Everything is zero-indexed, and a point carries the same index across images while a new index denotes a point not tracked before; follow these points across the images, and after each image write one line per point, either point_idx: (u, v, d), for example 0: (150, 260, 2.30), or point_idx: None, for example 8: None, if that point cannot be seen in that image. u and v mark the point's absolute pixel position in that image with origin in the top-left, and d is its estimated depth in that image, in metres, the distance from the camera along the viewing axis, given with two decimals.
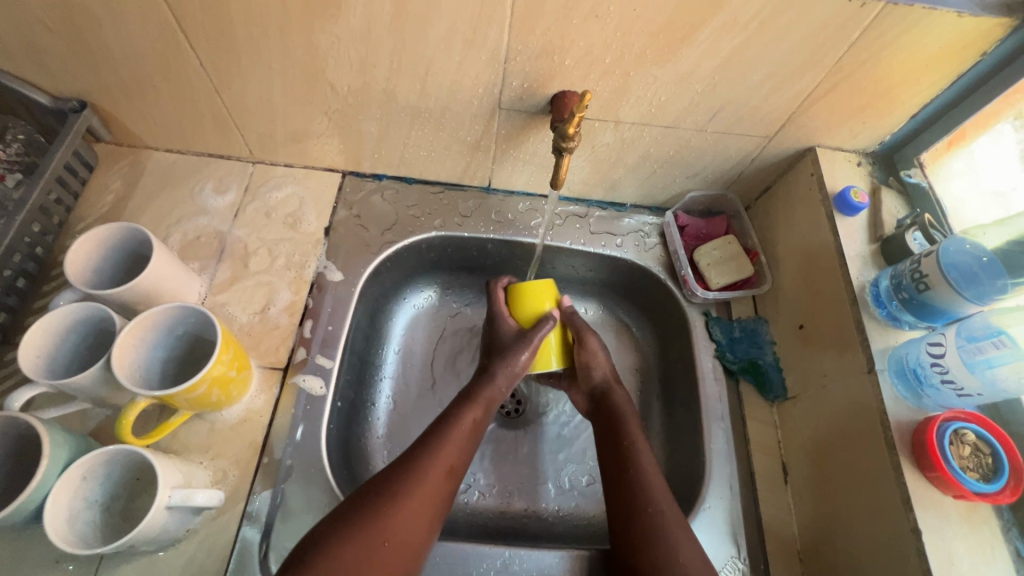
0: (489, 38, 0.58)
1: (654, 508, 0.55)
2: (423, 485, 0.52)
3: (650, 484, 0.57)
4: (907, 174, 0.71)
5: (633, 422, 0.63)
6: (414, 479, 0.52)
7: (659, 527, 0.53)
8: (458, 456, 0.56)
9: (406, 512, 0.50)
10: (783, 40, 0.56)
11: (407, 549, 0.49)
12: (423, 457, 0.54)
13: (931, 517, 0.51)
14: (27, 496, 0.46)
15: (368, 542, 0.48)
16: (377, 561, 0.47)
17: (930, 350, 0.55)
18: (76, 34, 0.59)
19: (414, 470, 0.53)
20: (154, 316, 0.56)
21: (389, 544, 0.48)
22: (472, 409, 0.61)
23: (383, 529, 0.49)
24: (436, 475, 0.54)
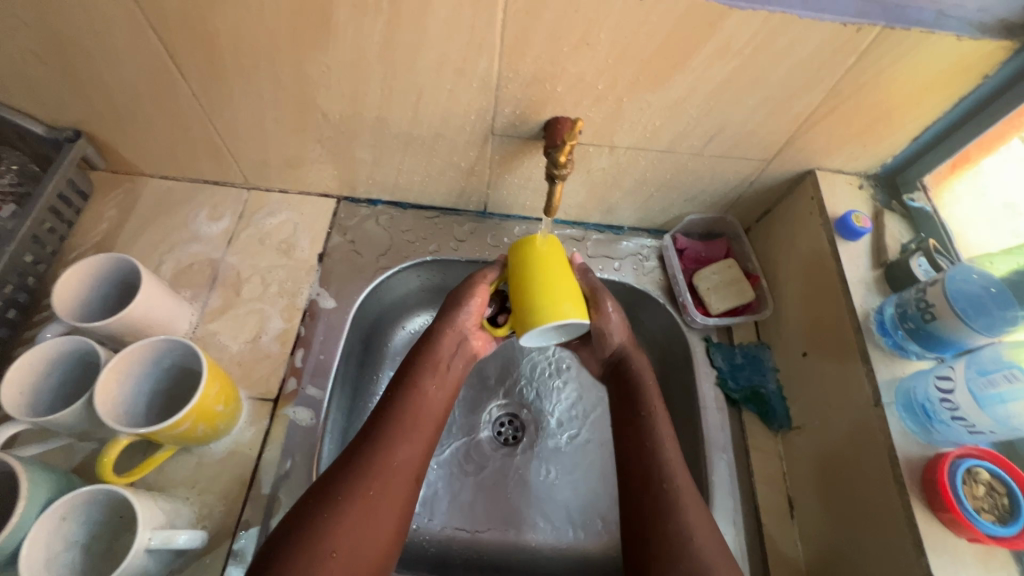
0: (479, 66, 0.57)
1: (672, 480, 0.55)
2: (368, 489, 0.49)
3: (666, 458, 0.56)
4: (909, 199, 0.69)
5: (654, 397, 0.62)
6: (357, 483, 0.49)
7: (673, 503, 0.53)
8: (410, 441, 0.54)
9: (351, 521, 0.47)
10: (777, 65, 0.56)
11: (357, 561, 0.46)
12: (368, 460, 0.51)
13: (946, 562, 0.49)
14: (3, 540, 0.45)
15: (314, 554, 0.45)
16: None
17: (938, 384, 0.53)
18: (69, 67, 0.59)
19: (359, 473, 0.50)
20: (139, 349, 0.55)
21: (336, 558, 0.45)
22: (426, 380, 0.58)
23: (329, 543, 0.46)
24: (384, 473, 0.51)
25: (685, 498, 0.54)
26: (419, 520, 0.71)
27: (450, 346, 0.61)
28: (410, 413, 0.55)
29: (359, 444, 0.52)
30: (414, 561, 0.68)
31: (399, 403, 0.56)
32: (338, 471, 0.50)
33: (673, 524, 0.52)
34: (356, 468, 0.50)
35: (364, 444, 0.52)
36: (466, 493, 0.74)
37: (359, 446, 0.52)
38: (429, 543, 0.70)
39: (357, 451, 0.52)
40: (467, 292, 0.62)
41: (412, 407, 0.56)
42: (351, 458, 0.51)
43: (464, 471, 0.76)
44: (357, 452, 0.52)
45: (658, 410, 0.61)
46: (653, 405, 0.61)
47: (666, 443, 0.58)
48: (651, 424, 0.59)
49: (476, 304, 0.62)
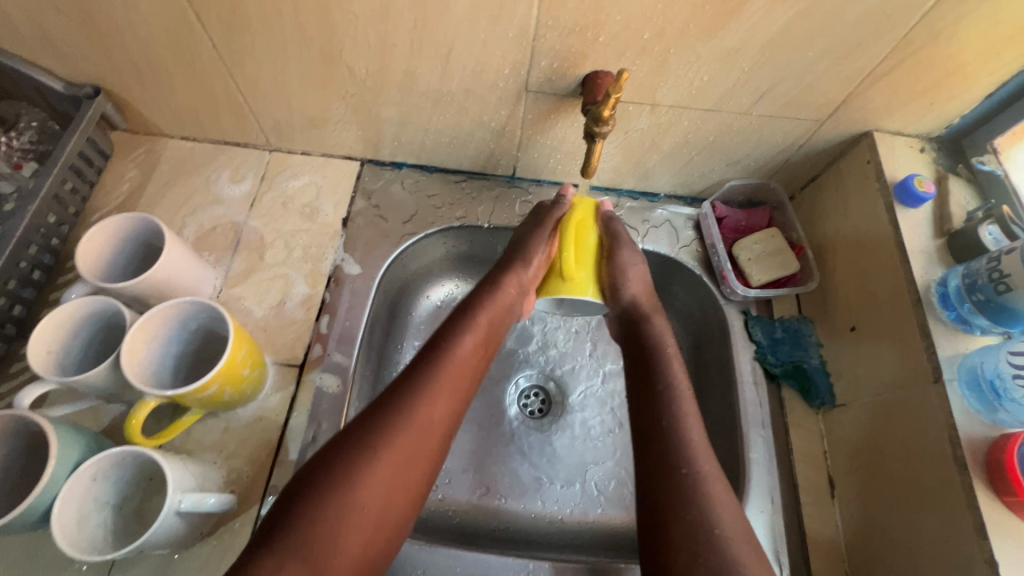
0: (516, 14, 0.53)
1: (691, 465, 0.48)
2: (404, 443, 0.48)
3: (688, 438, 0.50)
4: (978, 161, 0.64)
5: (673, 362, 0.56)
6: (392, 436, 0.47)
7: (695, 486, 0.47)
8: (448, 395, 0.52)
9: (383, 476, 0.46)
10: (843, 12, 0.51)
11: (385, 517, 0.45)
12: (408, 413, 0.49)
13: (1009, 547, 0.47)
14: (35, 498, 0.44)
15: (346, 505, 0.44)
16: (355, 530, 0.43)
17: (1011, 360, 0.50)
18: (85, 17, 0.57)
19: (396, 425, 0.48)
20: (165, 312, 0.54)
21: (366, 511, 0.44)
22: (471, 332, 0.56)
23: (361, 495, 0.44)
24: (421, 428, 0.49)
25: (708, 471, 0.48)
26: (443, 490, 0.70)
27: (511, 295, 0.61)
28: (454, 367, 0.53)
29: (392, 395, 0.50)
30: (439, 531, 0.66)
31: (439, 354, 0.54)
32: (366, 422, 0.48)
33: (691, 514, 0.45)
34: (388, 422, 0.48)
35: (395, 396, 0.50)
36: (492, 464, 0.73)
37: (398, 395, 0.50)
38: (455, 513, 0.69)
39: (392, 402, 0.49)
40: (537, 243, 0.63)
41: (454, 360, 0.54)
42: (381, 409, 0.49)
43: (489, 443, 0.74)
44: (389, 401, 0.49)
45: (677, 380, 0.55)
46: (671, 371, 0.55)
47: (687, 417, 0.51)
48: (671, 389, 0.53)
49: (542, 259, 0.63)
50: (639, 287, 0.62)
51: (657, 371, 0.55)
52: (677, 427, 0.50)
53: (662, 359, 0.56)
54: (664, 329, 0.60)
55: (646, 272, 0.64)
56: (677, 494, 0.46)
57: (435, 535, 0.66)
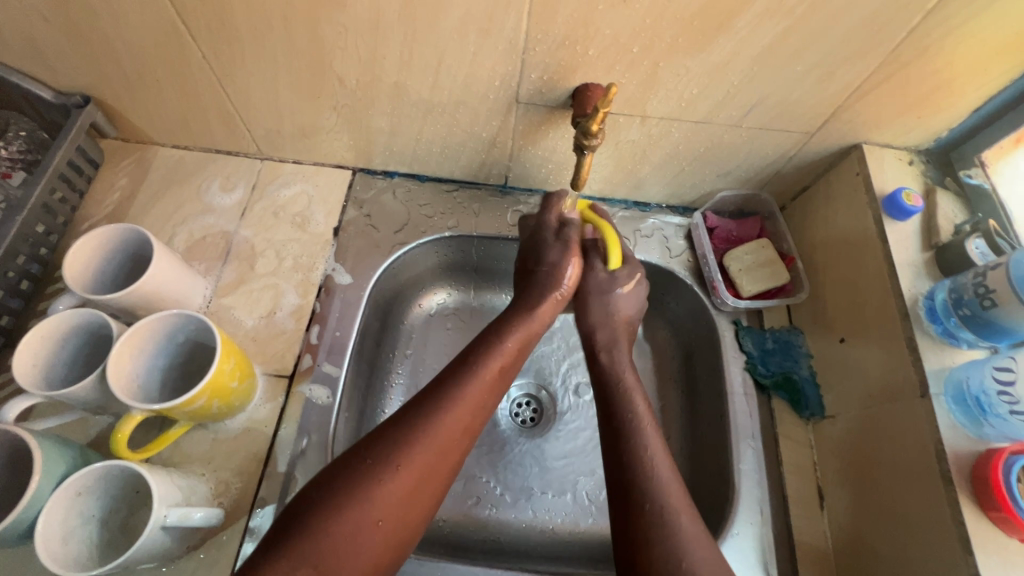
0: (506, 28, 0.53)
1: (657, 499, 0.47)
2: (424, 460, 0.47)
3: (654, 467, 0.49)
4: (966, 174, 0.64)
5: (635, 396, 0.56)
6: (413, 452, 0.47)
7: (664, 525, 0.46)
8: (471, 415, 0.51)
9: (400, 490, 0.45)
10: (830, 27, 0.51)
11: (399, 531, 0.45)
12: (429, 429, 0.48)
13: (994, 562, 0.47)
14: (19, 513, 0.44)
15: (360, 518, 0.43)
16: (368, 544, 0.43)
17: (997, 376, 0.51)
18: (74, 28, 0.56)
19: (417, 440, 0.47)
20: (153, 324, 0.54)
21: (381, 525, 0.44)
22: (500, 354, 0.55)
23: (375, 510, 0.44)
24: (441, 446, 0.48)
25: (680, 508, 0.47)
26: None
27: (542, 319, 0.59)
28: (479, 381, 0.52)
29: (417, 406, 0.50)
30: (429, 542, 0.66)
31: (466, 372, 0.53)
32: (388, 434, 0.48)
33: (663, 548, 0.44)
34: (414, 434, 0.47)
35: (422, 407, 0.50)
36: (483, 474, 0.73)
37: (420, 409, 0.49)
38: (445, 524, 0.69)
39: (413, 417, 0.49)
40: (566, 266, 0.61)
41: (480, 380, 0.52)
42: (402, 423, 0.48)
43: (481, 452, 0.74)
44: (411, 415, 0.49)
45: (641, 413, 0.54)
46: (634, 406, 0.55)
47: (654, 454, 0.50)
48: (634, 424, 0.53)
49: (571, 280, 0.61)
50: (603, 317, 0.61)
51: (619, 408, 0.55)
52: (643, 462, 0.50)
53: (625, 393, 0.56)
54: (626, 363, 0.59)
55: (629, 307, 0.63)
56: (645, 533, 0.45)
57: (425, 546, 0.65)
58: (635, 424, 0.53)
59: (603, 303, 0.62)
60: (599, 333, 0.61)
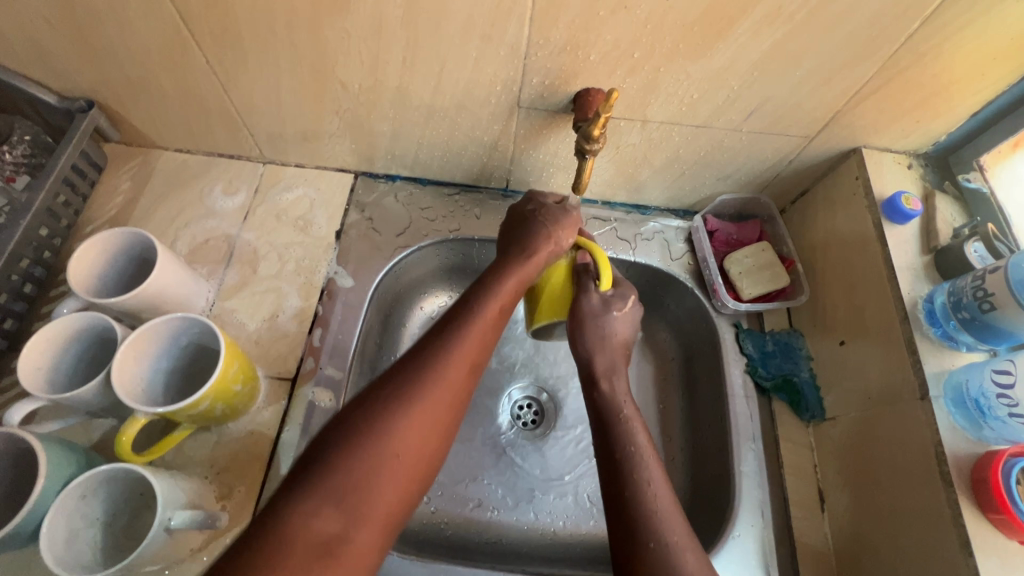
0: (508, 33, 0.54)
1: (660, 537, 0.46)
2: (437, 397, 0.45)
3: (656, 505, 0.48)
4: (965, 178, 0.65)
5: (636, 427, 0.53)
6: (425, 389, 0.45)
7: (667, 562, 0.44)
8: (475, 354, 0.49)
9: (417, 425, 0.43)
10: (829, 33, 0.52)
11: (419, 465, 0.43)
12: (438, 367, 0.46)
13: (994, 563, 0.47)
14: (24, 516, 0.44)
15: (379, 456, 0.41)
16: (391, 478, 0.42)
17: (996, 379, 0.51)
18: (79, 33, 0.57)
19: (427, 377, 0.45)
20: (157, 328, 0.54)
21: (399, 461, 0.42)
22: (496, 299, 0.52)
23: (395, 444, 0.42)
24: (449, 385, 0.46)
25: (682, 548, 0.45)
26: (436, 503, 0.70)
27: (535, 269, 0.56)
28: (482, 322, 0.50)
29: (426, 344, 0.48)
30: (431, 545, 0.66)
31: (467, 314, 0.50)
32: (398, 374, 0.45)
33: None
34: (423, 372, 0.45)
35: (429, 344, 0.48)
36: (485, 476, 0.73)
37: (428, 349, 0.47)
38: (447, 526, 0.69)
39: (421, 356, 0.47)
40: (540, 240, 0.57)
41: (479, 320, 0.50)
42: (411, 363, 0.46)
43: (482, 454, 0.74)
44: (418, 356, 0.47)
45: (641, 445, 0.52)
46: (635, 437, 0.52)
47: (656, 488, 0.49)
48: (632, 461, 0.50)
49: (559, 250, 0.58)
50: (600, 343, 0.57)
51: (617, 436, 0.53)
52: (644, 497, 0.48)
53: (626, 424, 0.53)
54: (626, 393, 0.56)
55: (626, 328, 0.58)
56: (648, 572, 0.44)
57: (427, 548, 0.66)
58: (634, 458, 0.51)
59: (602, 328, 0.57)
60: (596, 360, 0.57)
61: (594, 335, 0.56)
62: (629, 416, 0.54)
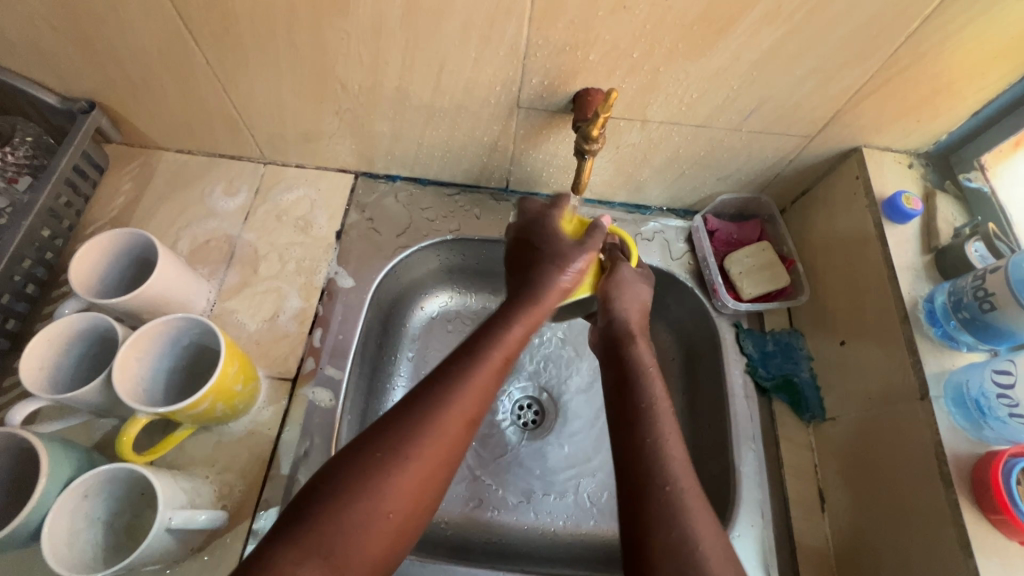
0: (507, 33, 0.54)
1: (674, 482, 0.48)
2: (435, 451, 0.45)
3: (668, 451, 0.50)
4: (965, 178, 0.65)
5: (654, 377, 0.55)
6: (424, 443, 0.44)
7: (679, 503, 0.46)
8: (483, 397, 0.48)
9: (411, 482, 0.43)
10: (829, 32, 0.51)
11: (407, 521, 0.43)
12: (439, 420, 0.45)
13: (994, 564, 0.47)
14: (26, 516, 0.45)
15: (369, 513, 0.41)
16: (380, 534, 0.42)
17: (996, 379, 0.51)
18: (81, 34, 0.57)
19: (427, 430, 0.45)
20: (159, 328, 0.54)
21: (389, 518, 0.42)
22: (514, 331, 0.52)
23: (387, 502, 0.42)
24: (452, 434, 0.45)
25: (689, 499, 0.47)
26: (436, 503, 0.70)
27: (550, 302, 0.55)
28: (488, 371, 0.49)
29: (431, 386, 0.47)
30: (432, 544, 0.66)
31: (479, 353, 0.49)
32: (398, 426, 0.44)
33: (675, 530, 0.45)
34: (426, 422, 0.45)
35: (434, 386, 0.47)
36: (485, 476, 0.73)
37: (431, 397, 0.46)
38: (448, 525, 0.69)
39: (423, 405, 0.46)
40: (577, 257, 0.57)
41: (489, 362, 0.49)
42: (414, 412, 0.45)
43: (482, 454, 0.74)
44: (420, 404, 0.46)
45: (658, 395, 0.54)
46: (653, 387, 0.55)
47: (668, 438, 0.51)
48: (649, 413, 0.52)
49: (576, 273, 0.57)
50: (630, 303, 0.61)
51: (636, 388, 0.55)
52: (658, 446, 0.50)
53: (643, 374, 0.56)
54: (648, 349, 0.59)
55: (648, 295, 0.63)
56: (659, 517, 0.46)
57: (428, 548, 0.66)
58: (650, 409, 0.53)
59: (632, 291, 0.61)
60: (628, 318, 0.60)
61: (620, 296, 0.60)
62: (660, 417, 0.52)
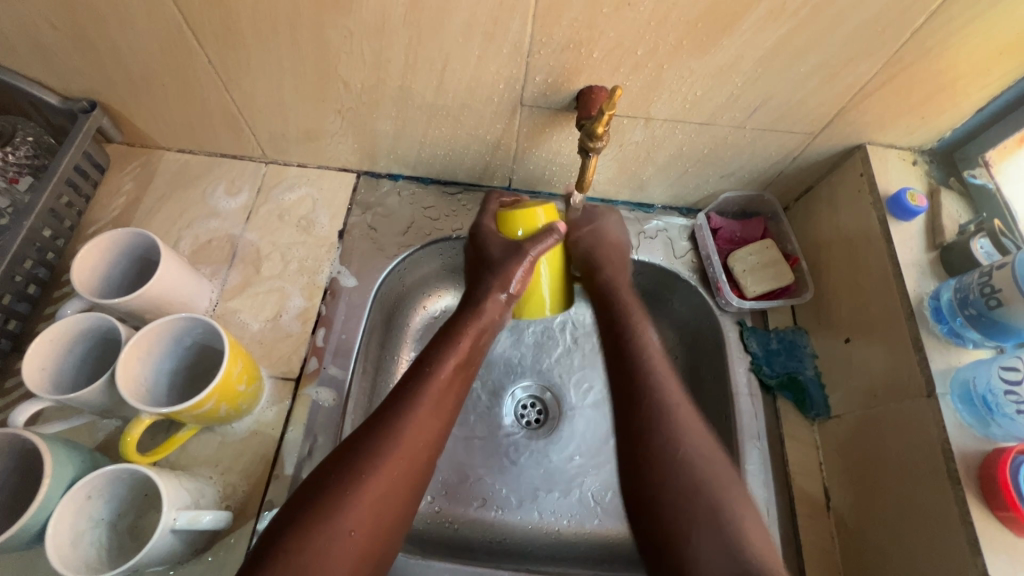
0: (510, 31, 0.53)
1: (679, 438, 0.53)
2: (391, 470, 0.48)
3: (673, 409, 0.55)
4: (970, 175, 0.65)
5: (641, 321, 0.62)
6: (378, 462, 0.48)
7: (689, 458, 0.52)
8: (433, 419, 0.52)
9: (370, 501, 0.46)
10: (834, 29, 0.51)
11: (371, 542, 0.46)
12: (393, 438, 0.49)
13: (1003, 562, 0.47)
14: (28, 518, 0.44)
15: (332, 536, 0.44)
16: (343, 557, 0.44)
17: (1004, 375, 0.51)
18: (82, 34, 0.57)
19: (380, 450, 0.49)
20: (160, 329, 0.54)
21: (353, 538, 0.45)
22: (453, 355, 0.57)
23: (347, 523, 0.45)
24: (406, 454, 0.49)
25: (710, 458, 0.53)
26: (440, 503, 0.70)
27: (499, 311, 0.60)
28: (432, 391, 0.53)
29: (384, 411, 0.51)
30: (435, 544, 0.66)
31: (423, 376, 0.54)
32: (353, 450, 0.49)
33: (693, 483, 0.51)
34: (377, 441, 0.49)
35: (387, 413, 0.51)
36: (488, 475, 0.73)
37: (383, 421, 0.51)
38: (452, 524, 0.69)
39: (377, 427, 0.50)
40: (514, 268, 0.58)
41: (436, 387, 0.54)
42: (370, 435, 0.50)
43: (487, 453, 0.74)
44: (376, 428, 0.50)
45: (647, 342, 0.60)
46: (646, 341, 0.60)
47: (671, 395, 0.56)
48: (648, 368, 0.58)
49: (520, 284, 0.59)
50: (593, 239, 0.67)
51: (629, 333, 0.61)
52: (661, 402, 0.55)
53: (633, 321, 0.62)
54: (623, 283, 0.66)
55: (616, 231, 0.70)
56: (667, 472, 0.52)
57: (433, 546, 0.66)
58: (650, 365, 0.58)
59: (595, 230, 0.68)
60: (596, 254, 0.67)
61: (602, 228, 0.69)
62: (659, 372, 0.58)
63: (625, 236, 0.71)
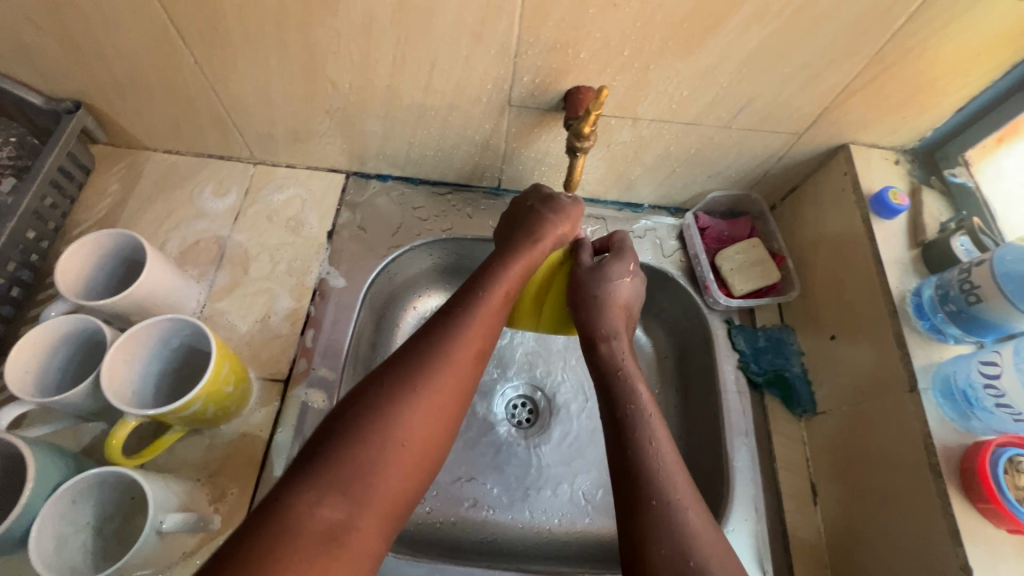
0: (498, 32, 0.54)
1: (662, 494, 0.46)
2: (445, 382, 0.46)
3: (662, 463, 0.48)
4: (950, 174, 0.66)
5: (638, 383, 0.55)
6: (432, 370, 0.45)
7: (668, 517, 0.45)
8: (480, 341, 0.50)
9: (425, 410, 0.44)
10: (816, 30, 0.52)
11: (424, 454, 0.43)
12: (445, 352, 0.47)
13: (983, 552, 0.48)
14: (11, 523, 0.44)
15: (386, 443, 0.42)
16: (395, 467, 0.42)
17: (982, 369, 0.52)
18: (65, 33, 0.56)
19: (437, 358, 0.46)
20: (145, 330, 0.53)
21: (406, 448, 0.42)
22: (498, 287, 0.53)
23: (402, 431, 0.43)
24: (457, 367, 0.47)
25: (688, 510, 0.45)
26: (432, 503, 0.70)
27: (542, 254, 0.58)
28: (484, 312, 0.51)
29: (434, 329, 0.49)
30: (424, 545, 0.66)
31: (473, 299, 0.52)
32: (404, 359, 0.46)
33: (663, 545, 0.43)
34: (425, 358, 0.46)
35: (440, 324, 0.49)
36: (479, 475, 0.73)
37: (436, 330, 0.48)
38: (442, 525, 0.69)
39: (429, 340, 0.48)
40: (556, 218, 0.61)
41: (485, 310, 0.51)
42: (423, 344, 0.47)
43: (478, 453, 0.74)
44: (430, 337, 0.48)
45: (645, 399, 0.53)
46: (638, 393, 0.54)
47: (660, 452, 0.49)
48: (639, 425, 0.51)
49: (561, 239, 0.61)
50: (595, 300, 0.59)
51: (621, 391, 0.54)
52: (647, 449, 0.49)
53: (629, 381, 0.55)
54: (625, 351, 0.58)
55: (626, 292, 0.61)
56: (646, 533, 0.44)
57: (423, 547, 0.66)
58: (640, 415, 0.52)
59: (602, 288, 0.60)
60: (596, 318, 0.59)
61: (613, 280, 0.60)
62: (651, 422, 0.51)
63: (639, 291, 0.62)
